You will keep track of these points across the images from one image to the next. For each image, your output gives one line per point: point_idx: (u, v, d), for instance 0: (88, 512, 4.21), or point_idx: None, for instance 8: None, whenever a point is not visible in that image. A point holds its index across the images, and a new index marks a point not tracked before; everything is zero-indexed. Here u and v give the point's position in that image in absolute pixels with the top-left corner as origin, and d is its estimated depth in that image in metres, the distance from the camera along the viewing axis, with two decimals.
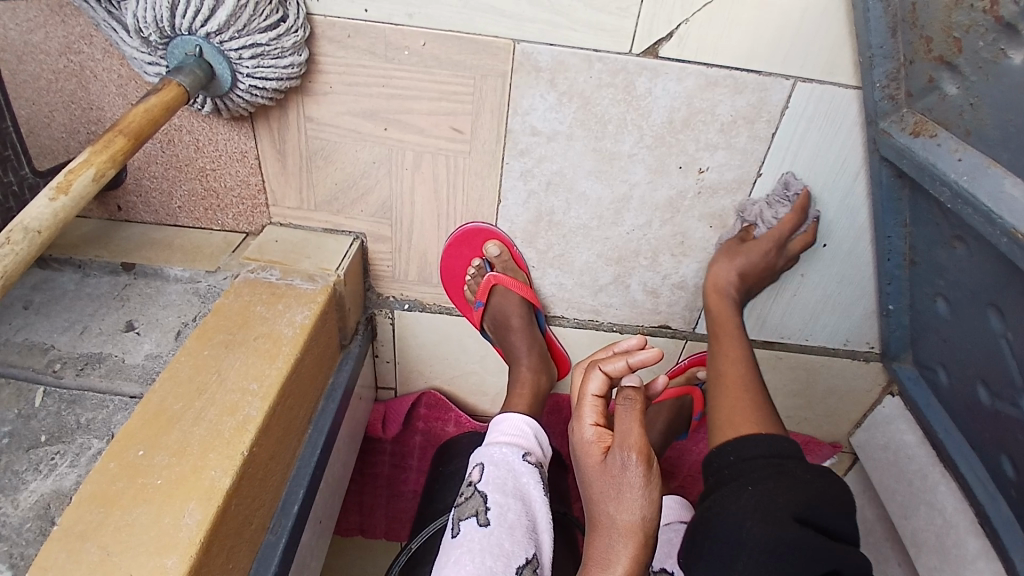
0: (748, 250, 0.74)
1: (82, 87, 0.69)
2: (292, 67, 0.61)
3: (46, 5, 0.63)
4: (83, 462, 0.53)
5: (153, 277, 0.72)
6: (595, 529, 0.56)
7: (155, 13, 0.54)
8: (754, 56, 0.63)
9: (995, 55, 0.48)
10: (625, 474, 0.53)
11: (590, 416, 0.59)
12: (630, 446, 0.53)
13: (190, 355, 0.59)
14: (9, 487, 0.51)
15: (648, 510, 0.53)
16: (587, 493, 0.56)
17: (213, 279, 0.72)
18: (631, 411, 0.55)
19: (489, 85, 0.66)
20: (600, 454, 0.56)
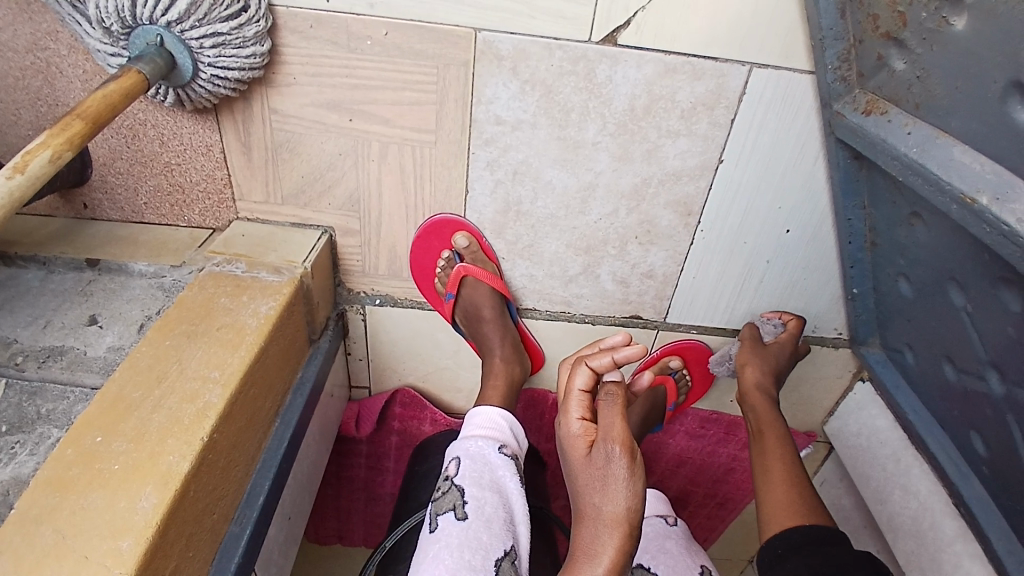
0: (767, 353, 0.84)
1: (47, 83, 0.69)
2: (253, 57, 0.62)
3: (14, 3, 0.63)
4: (43, 449, 0.51)
5: (118, 272, 0.71)
6: (583, 521, 0.55)
7: (116, 3, 0.54)
8: (712, 42, 0.64)
9: (938, 25, 0.50)
10: (610, 465, 0.53)
11: (576, 411, 0.59)
12: (614, 437, 0.54)
13: (151, 347, 0.58)
14: None
15: (634, 502, 0.53)
16: (573, 485, 0.56)
17: (178, 273, 0.71)
18: (613, 405, 0.55)
19: (453, 74, 0.67)
20: (586, 446, 0.56)
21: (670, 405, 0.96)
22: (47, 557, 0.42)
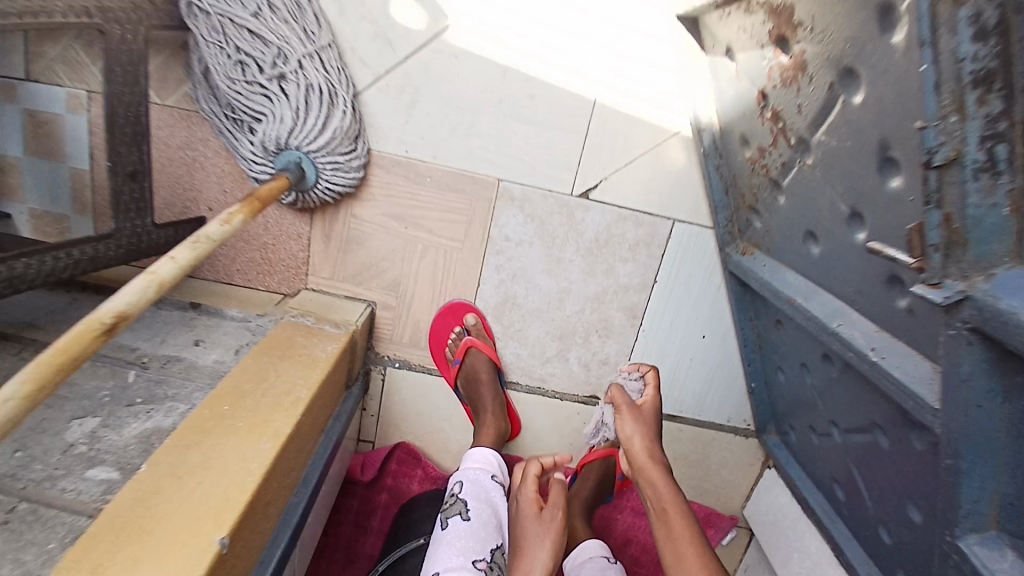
0: (633, 411, 0.92)
1: (188, 173, 0.99)
2: (352, 179, 0.94)
3: (178, 114, 0.95)
4: (174, 413, 0.73)
5: (213, 314, 0.95)
6: (519, 560, 0.77)
7: (279, 134, 0.87)
8: (647, 202, 1.01)
9: (774, 200, 0.80)
10: (553, 520, 0.80)
11: (529, 487, 0.86)
12: (560, 503, 0.81)
13: (255, 361, 0.83)
14: (115, 424, 0.70)
15: (561, 549, 0.78)
16: (520, 534, 0.80)
17: (261, 320, 0.96)
18: (560, 486, 0.84)
19: (481, 205, 1.01)
20: (535, 509, 0.82)
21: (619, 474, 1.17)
22: (201, 467, 0.63)
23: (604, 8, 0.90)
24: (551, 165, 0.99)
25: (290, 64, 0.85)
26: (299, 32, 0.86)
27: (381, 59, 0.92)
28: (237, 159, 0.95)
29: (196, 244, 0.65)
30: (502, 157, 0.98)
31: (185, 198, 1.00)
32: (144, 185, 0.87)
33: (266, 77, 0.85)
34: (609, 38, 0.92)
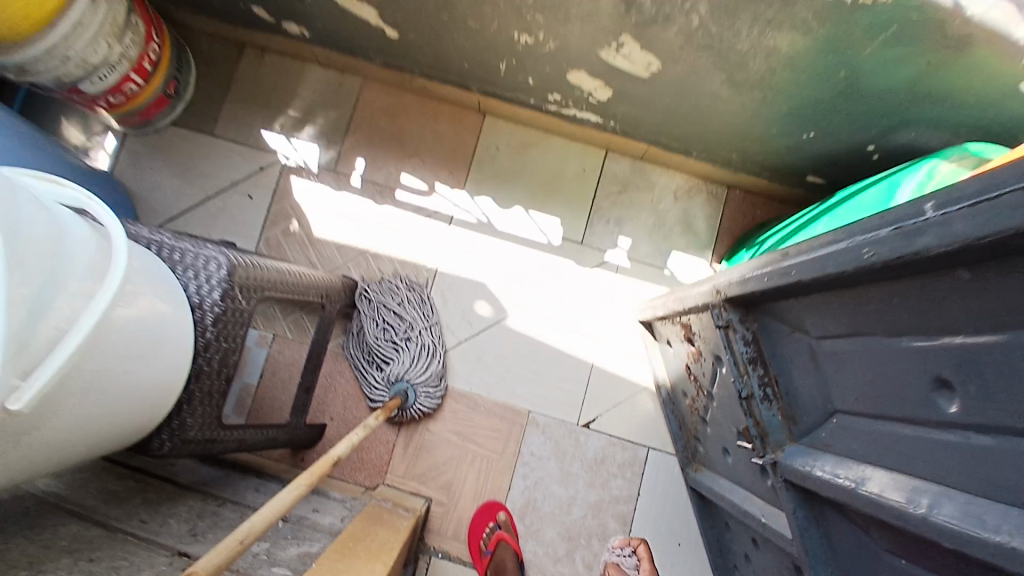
0: None
1: (325, 393, 1.51)
2: (436, 403, 1.46)
3: (331, 354, 1.53)
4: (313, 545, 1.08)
5: (318, 494, 1.32)
6: None
7: (401, 372, 1.44)
8: (629, 434, 1.49)
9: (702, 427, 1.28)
10: None
11: None
12: None
13: (361, 523, 1.20)
14: (279, 546, 1.04)
15: None
16: None
17: (353, 502, 1.33)
18: None
19: (515, 428, 1.49)
20: None
21: None
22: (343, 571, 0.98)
23: (596, 316, 1.55)
24: (563, 404, 1.50)
25: (414, 331, 1.48)
26: (421, 314, 1.50)
27: (461, 331, 1.54)
28: (361, 387, 1.49)
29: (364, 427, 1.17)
30: (531, 397, 1.50)
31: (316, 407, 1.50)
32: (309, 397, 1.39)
33: (399, 338, 1.46)
34: (600, 331, 1.55)
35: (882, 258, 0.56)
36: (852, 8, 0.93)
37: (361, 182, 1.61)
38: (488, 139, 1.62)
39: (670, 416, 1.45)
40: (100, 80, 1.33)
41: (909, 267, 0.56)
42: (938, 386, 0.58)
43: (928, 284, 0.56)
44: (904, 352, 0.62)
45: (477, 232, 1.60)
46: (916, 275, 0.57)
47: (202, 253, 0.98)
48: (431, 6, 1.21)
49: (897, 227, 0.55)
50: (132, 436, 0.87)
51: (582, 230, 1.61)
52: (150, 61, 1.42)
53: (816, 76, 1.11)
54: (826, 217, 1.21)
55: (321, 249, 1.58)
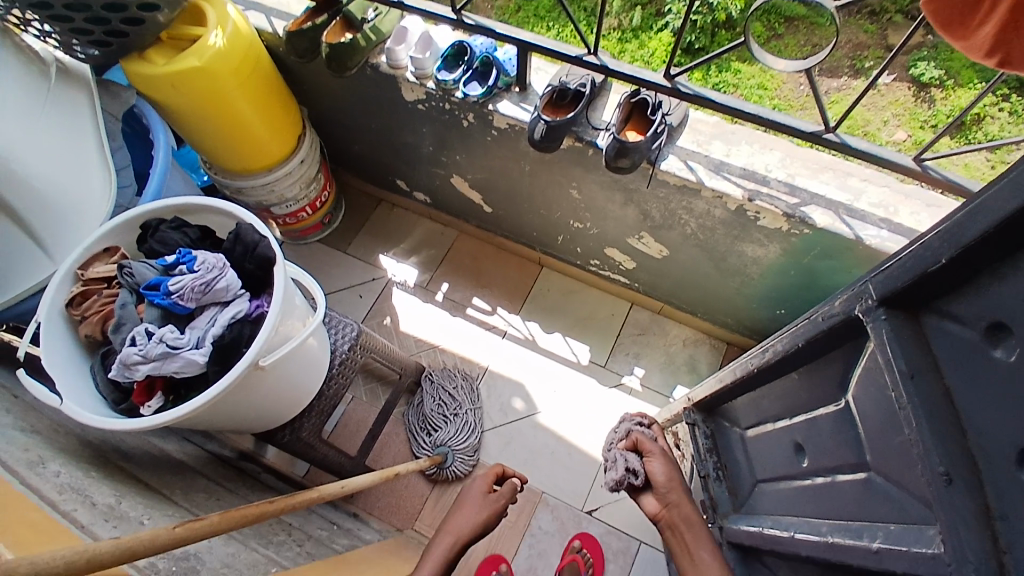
0: None
1: (383, 449, 1.92)
2: (466, 470, 1.85)
3: (394, 420, 1.97)
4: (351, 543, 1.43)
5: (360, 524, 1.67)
6: None
7: (444, 441, 1.86)
8: (626, 527, 1.80)
9: None
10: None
11: None
12: None
13: (399, 549, 1.53)
14: (337, 542, 1.39)
15: None
16: None
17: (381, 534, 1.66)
18: None
19: (528, 503, 1.83)
20: None
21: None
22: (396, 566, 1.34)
23: (605, 424, 1.95)
24: (565, 491, 1.86)
25: (462, 408, 1.91)
26: (469, 399, 1.94)
27: (497, 418, 1.96)
28: (411, 448, 1.91)
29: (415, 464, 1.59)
30: (541, 480, 1.86)
31: (373, 457, 1.90)
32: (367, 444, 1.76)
33: (450, 416, 1.90)
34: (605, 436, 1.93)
35: (763, 359, 1.00)
36: (787, 232, 1.43)
37: (442, 298, 2.15)
38: (543, 283, 2.17)
39: None
40: (286, 206, 1.96)
41: (774, 367, 0.98)
42: (806, 449, 0.94)
43: (794, 384, 0.96)
44: (787, 428, 1.00)
45: (525, 346, 2.08)
46: (779, 374, 0.99)
47: (343, 319, 1.49)
48: (519, 196, 1.85)
49: (768, 342, 0.99)
50: (278, 421, 1.34)
51: (606, 356, 2.06)
52: (320, 202, 2.08)
53: (777, 271, 1.60)
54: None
55: (405, 342, 2.09)
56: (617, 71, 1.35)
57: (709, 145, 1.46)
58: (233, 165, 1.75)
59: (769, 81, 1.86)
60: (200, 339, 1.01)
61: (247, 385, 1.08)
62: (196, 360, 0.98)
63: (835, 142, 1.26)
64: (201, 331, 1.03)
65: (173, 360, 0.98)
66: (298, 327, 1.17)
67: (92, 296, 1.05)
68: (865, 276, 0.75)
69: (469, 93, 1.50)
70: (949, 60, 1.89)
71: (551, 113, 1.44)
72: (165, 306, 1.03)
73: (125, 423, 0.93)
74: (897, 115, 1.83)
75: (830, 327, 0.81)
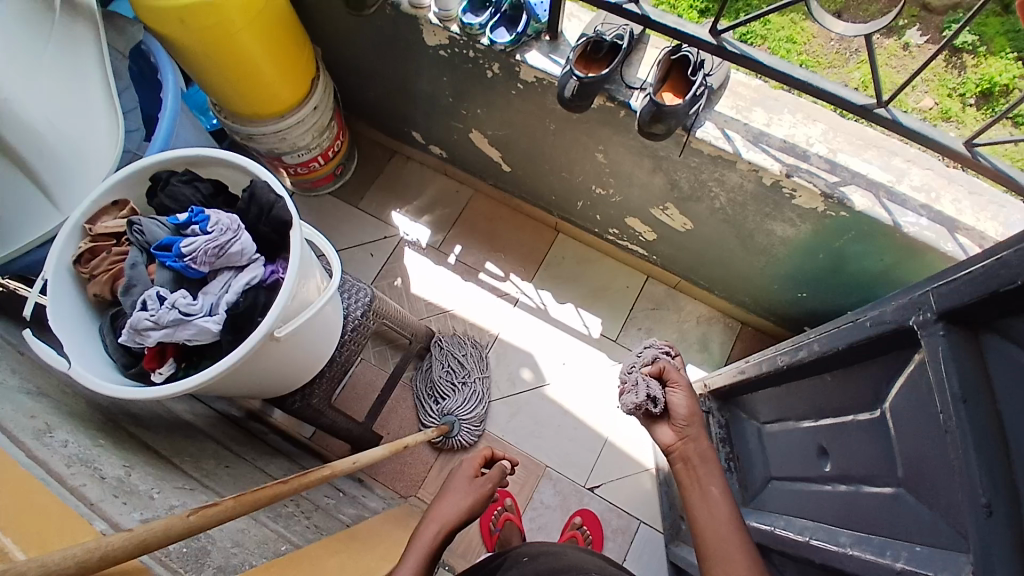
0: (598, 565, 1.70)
1: (390, 412, 1.91)
2: (471, 439, 1.84)
3: (403, 385, 1.94)
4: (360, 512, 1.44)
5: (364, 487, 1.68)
6: None
7: (449, 410, 1.84)
8: (627, 504, 1.81)
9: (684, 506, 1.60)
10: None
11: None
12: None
13: (402, 515, 1.54)
14: (341, 509, 1.39)
15: None
16: None
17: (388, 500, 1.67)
18: None
19: (532, 477, 1.84)
20: None
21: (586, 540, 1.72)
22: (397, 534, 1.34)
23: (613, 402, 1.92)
24: (569, 467, 1.86)
25: (470, 377, 1.90)
26: (478, 366, 1.92)
27: (506, 388, 1.94)
28: (417, 413, 1.90)
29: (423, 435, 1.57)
30: (545, 454, 1.87)
31: (380, 421, 1.89)
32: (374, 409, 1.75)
33: (456, 384, 1.88)
34: (613, 414, 1.91)
35: (796, 358, 0.93)
36: (821, 214, 1.34)
37: (455, 261, 2.09)
38: (558, 250, 2.10)
39: (666, 498, 1.74)
40: (297, 155, 1.88)
41: (806, 366, 0.92)
42: (829, 454, 0.89)
43: (822, 384, 0.91)
44: (809, 429, 0.95)
45: (536, 315, 2.03)
46: (811, 373, 0.93)
47: (357, 284, 1.44)
48: (541, 158, 1.76)
49: (805, 339, 0.92)
50: (292, 385, 1.31)
51: (618, 330, 2.01)
52: (333, 151, 1.99)
53: (806, 253, 1.52)
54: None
55: (414, 303, 2.05)
56: (659, 24, 1.24)
57: (750, 114, 1.34)
58: (242, 109, 1.65)
59: (799, 33, 1.72)
60: (214, 306, 0.96)
61: (265, 355, 1.04)
62: (210, 328, 0.94)
63: (885, 118, 1.16)
64: (214, 298, 0.97)
65: (186, 327, 0.93)
66: (315, 293, 1.11)
67: (102, 253, 1.00)
68: (930, 283, 0.67)
69: (497, 40, 1.40)
70: (983, 25, 1.72)
71: (583, 68, 1.34)
72: (177, 269, 0.98)
73: (143, 394, 0.90)
74: (926, 80, 1.70)
75: (881, 334, 0.73)
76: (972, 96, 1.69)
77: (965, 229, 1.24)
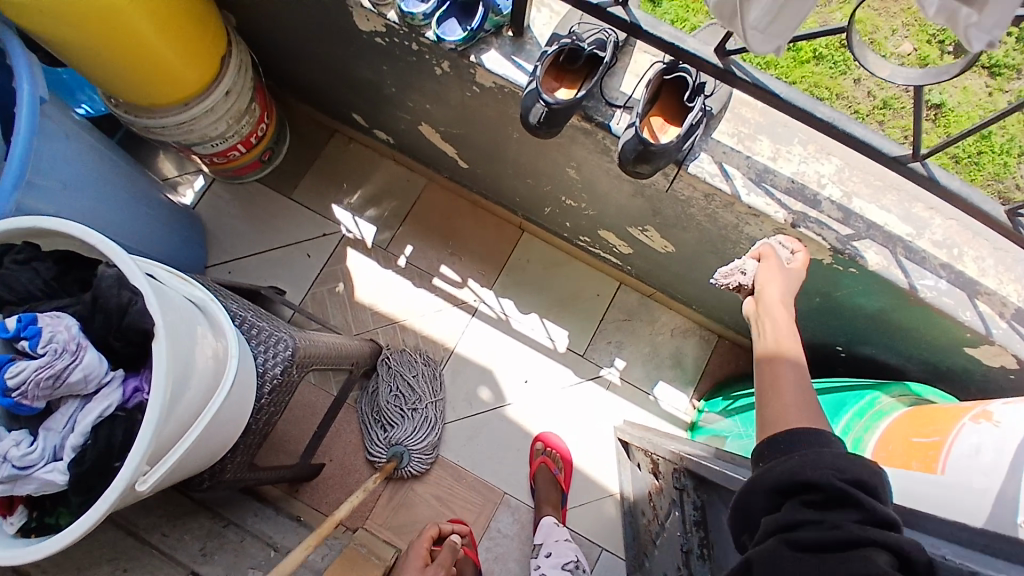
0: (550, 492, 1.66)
1: (334, 436, 1.75)
2: (421, 468, 1.70)
3: (347, 408, 1.77)
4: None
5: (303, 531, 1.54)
6: None
7: (397, 438, 1.68)
8: (589, 532, 1.72)
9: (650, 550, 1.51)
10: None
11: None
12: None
13: (341, 571, 1.39)
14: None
15: None
16: None
17: (330, 545, 1.54)
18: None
19: (489, 505, 1.73)
20: None
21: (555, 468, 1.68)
22: None
23: (577, 424, 1.79)
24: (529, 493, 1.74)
25: (421, 403, 1.72)
26: (431, 389, 1.74)
27: (462, 409, 1.78)
28: (362, 440, 1.74)
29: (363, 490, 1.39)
30: (503, 480, 1.75)
31: (321, 448, 1.73)
32: (314, 445, 1.59)
33: (405, 409, 1.71)
34: (576, 436, 1.79)
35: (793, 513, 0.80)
36: (826, 264, 1.15)
37: (405, 263, 1.85)
38: (521, 251, 1.87)
39: (629, 530, 1.65)
40: (212, 145, 1.55)
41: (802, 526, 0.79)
42: None
43: None
44: None
45: (496, 327, 1.83)
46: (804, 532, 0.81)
47: (276, 333, 1.23)
48: (501, 159, 1.49)
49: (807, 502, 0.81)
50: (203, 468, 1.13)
51: (585, 344, 1.84)
52: (257, 137, 1.67)
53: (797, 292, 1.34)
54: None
55: (359, 313, 1.82)
56: (656, 38, 0.97)
57: (755, 145, 1.12)
58: (136, 101, 1.31)
59: None
60: (59, 448, 0.78)
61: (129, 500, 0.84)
62: (54, 481, 0.75)
63: (920, 173, 0.94)
64: (59, 437, 0.78)
65: (24, 483, 0.76)
66: (201, 401, 0.91)
67: None
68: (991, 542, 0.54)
69: (445, 36, 1.09)
70: None
71: (554, 82, 1.09)
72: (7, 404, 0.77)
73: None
74: (903, 24, 1.53)
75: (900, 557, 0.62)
76: (950, 43, 1.53)
77: (986, 294, 1.09)
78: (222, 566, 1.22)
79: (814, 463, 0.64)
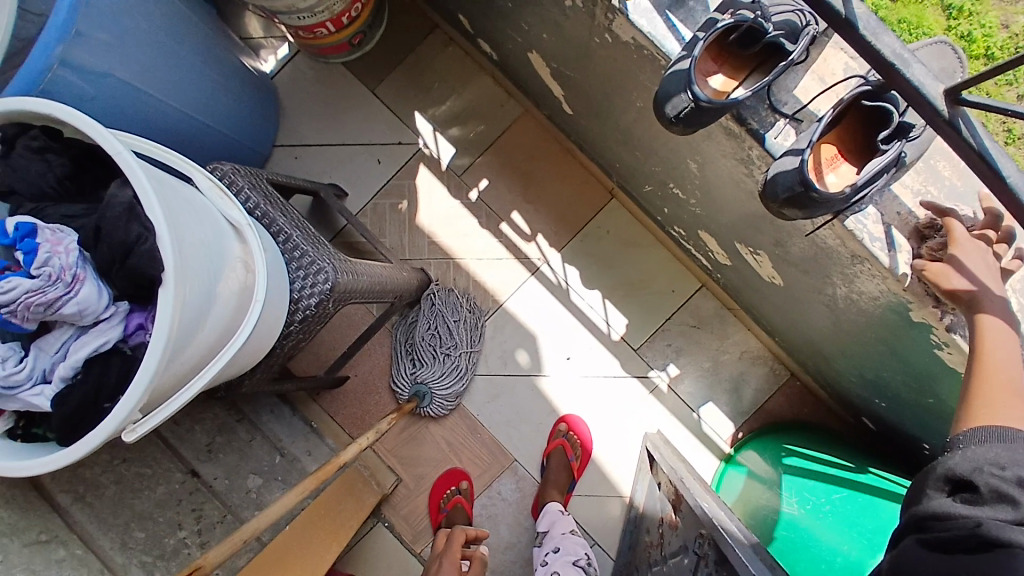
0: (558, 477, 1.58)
1: (365, 352, 1.68)
2: (440, 412, 1.63)
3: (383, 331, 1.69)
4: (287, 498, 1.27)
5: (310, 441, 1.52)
6: None
7: (424, 379, 1.62)
8: (589, 524, 1.65)
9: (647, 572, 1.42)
10: None
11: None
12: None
13: (335, 494, 1.37)
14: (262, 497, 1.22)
15: None
16: None
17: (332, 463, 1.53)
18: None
19: (496, 466, 1.66)
20: None
21: (570, 455, 1.59)
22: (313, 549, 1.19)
23: (609, 416, 1.67)
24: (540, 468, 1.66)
25: (455, 350, 1.64)
26: (469, 339, 1.65)
27: (495, 367, 1.68)
28: (389, 368, 1.66)
29: (373, 432, 1.35)
30: (517, 447, 1.67)
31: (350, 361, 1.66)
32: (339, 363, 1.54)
33: (439, 352, 1.63)
34: (604, 429, 1.67)
35: None
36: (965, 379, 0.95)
37: (476, 198, 1.69)
38: (603, 218, 1.68)
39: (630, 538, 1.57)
40: (299, 18, 1.36)
41: None
42: None
43: None
44: None
45: (553, 293, 1.68)
46: None
47: (319, 261, 1.10)
48: (611, 119, 1.26)
49: None
50: None
51: (642, 340, 1.67)
52: (350, 16, 1.47)
53: (915, 381, 1.10)
54: (845, 493, 1.33)
55: (416, 238, 1.69)
56: (869, 49, 0.63)
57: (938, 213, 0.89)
58: None
59: None
60: (50, 372, 0.78)
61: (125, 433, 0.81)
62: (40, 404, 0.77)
63: None
64: (50, 361, 0.78)
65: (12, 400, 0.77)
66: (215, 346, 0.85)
67: None
68: None
69: None
70: None
71: (710, 63, 0.86)
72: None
73: None
74: None
75: None
76: None
77: None
78: (223, 467, 1.28)
79: (982, 464, 0.74)
